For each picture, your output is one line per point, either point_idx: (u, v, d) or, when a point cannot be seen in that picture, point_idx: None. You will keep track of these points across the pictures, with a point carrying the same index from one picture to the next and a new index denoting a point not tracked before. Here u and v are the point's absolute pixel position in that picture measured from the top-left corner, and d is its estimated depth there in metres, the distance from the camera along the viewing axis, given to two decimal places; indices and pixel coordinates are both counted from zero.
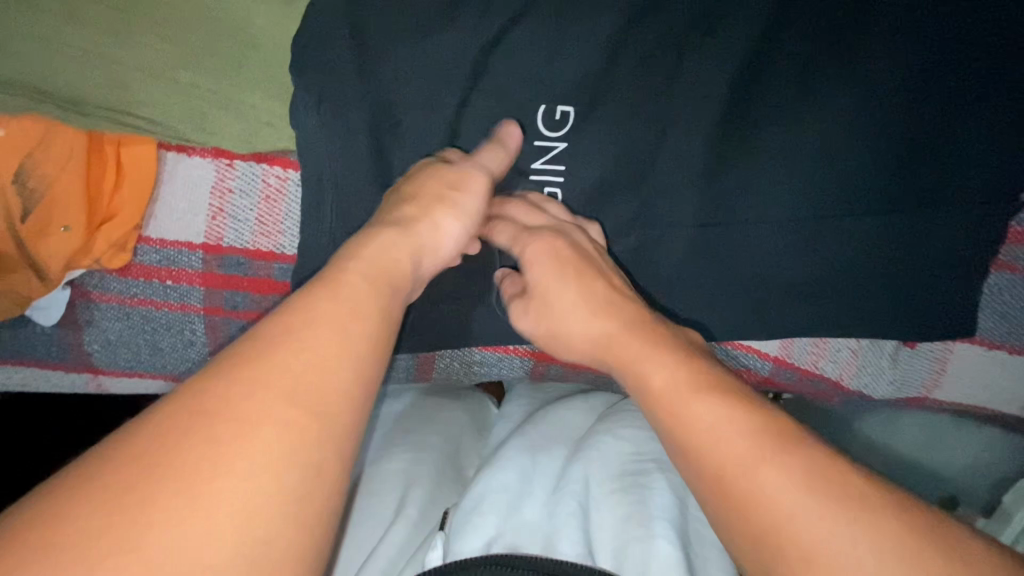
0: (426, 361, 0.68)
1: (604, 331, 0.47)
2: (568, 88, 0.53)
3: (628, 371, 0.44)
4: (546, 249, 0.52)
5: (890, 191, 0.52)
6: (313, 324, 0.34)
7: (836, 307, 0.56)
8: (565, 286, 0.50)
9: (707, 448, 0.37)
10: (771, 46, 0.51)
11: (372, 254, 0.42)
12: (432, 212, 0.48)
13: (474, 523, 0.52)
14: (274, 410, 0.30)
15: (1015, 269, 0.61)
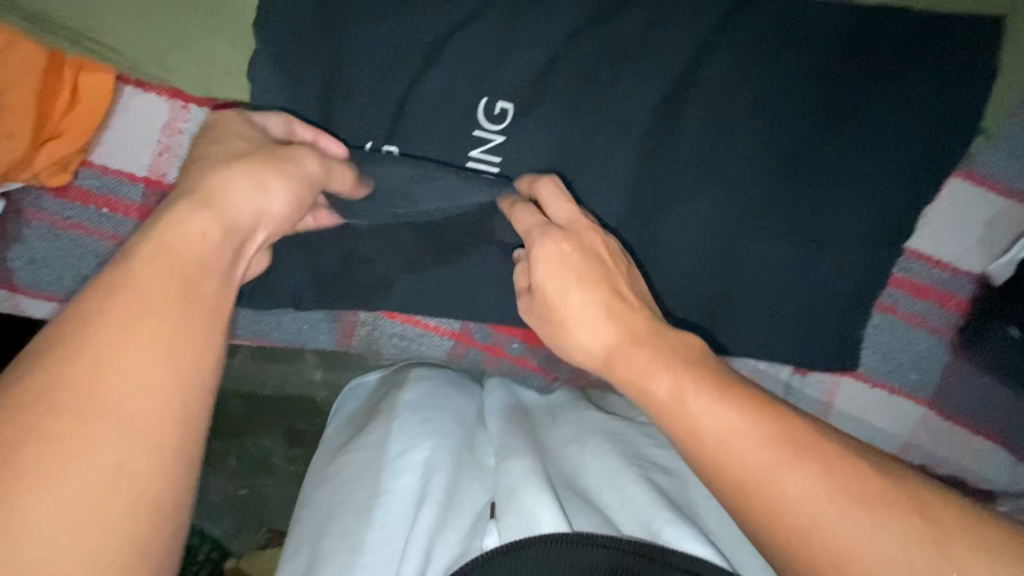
0: (348, 325, 0.70)
1: (608, 342, 0.44)
2: (510, 88, 0.60)
3: (631, 383, 0.41)
4: (553, 253, 0.46)
5: (794, 229, 0.64)
6: (131, 326, 0.29)
7: (729, 325, 0.68)
8: (573, 289, 0.45)
9: (721, 468, 0.35)
10: (691, 86, 0.61)
11: (172, 247, 0.32)
12: (257, 181, 0.39)
13: (517, 508, 0.48)
14: (98, 417, 0.26)
15: (893, 310, 0.69)
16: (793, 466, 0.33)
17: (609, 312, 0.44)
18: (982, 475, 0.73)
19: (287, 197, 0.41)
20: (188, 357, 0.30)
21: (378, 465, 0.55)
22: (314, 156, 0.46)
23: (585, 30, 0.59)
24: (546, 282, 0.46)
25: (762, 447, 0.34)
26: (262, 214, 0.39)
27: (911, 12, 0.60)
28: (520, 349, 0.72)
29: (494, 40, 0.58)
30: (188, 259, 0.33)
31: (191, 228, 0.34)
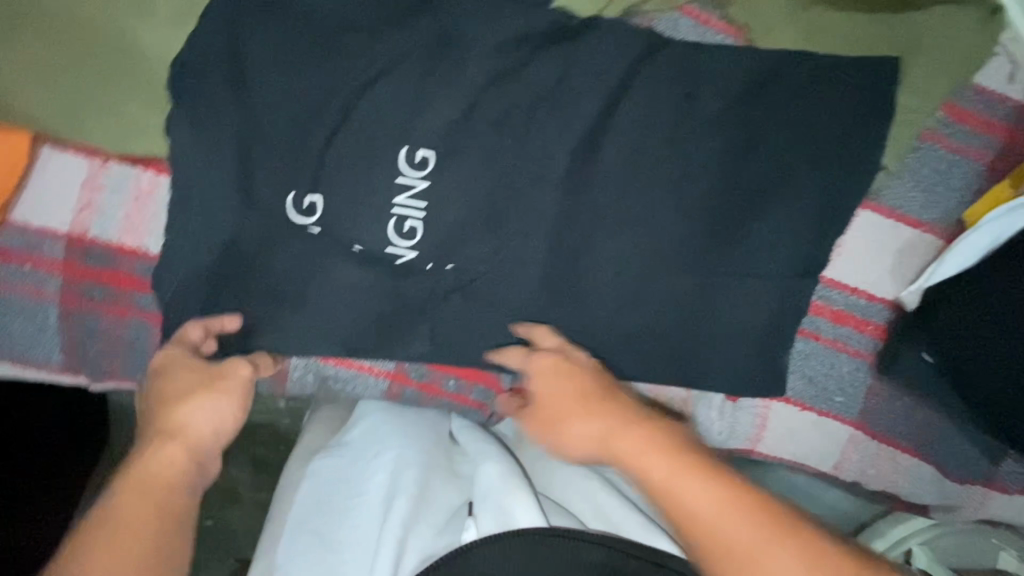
0: (281, 370, 0.70)
1: (602, 428, 0.56)
2: (429, 137, 0.61)
3: (629, 464, 0.53)
4: (550, 363, 0.61)
5: (716, 264, 0.66)
6: (147, 499, 0.48)
7: (660, 358, 0.69)
8: (570, 391, 0.59)
9: (710, 530, 0.48)
10: (605, 131, 0.63)
11: (148, 474, 0.49)
12: (219, 394, 0.54)
13: (491, 506, 0.58)
14: (126, 562, 0.45)
15: (815, 336, 0.72)
16: (786, 541, 0.46)
17: (599, 410, 0.57)
18: (913, 492, 0.76)
19: (214, 416, 0.54)
20: (159, 552, 0.46)
21: (357, 469, 0.62)
22: (248, 364, 0.57)
23: (500, 81, 0.61)
24: (542, 391, 0.60)
25: (736, 513, 0.48)
26: (216, 433, 0.54)
27: (813, 59, 0.62)
28: (457, 385, 0.73)
29: (411, 92, 0.60)
30: (157, 485, 0.49)
31: (165, 459, 0.50)
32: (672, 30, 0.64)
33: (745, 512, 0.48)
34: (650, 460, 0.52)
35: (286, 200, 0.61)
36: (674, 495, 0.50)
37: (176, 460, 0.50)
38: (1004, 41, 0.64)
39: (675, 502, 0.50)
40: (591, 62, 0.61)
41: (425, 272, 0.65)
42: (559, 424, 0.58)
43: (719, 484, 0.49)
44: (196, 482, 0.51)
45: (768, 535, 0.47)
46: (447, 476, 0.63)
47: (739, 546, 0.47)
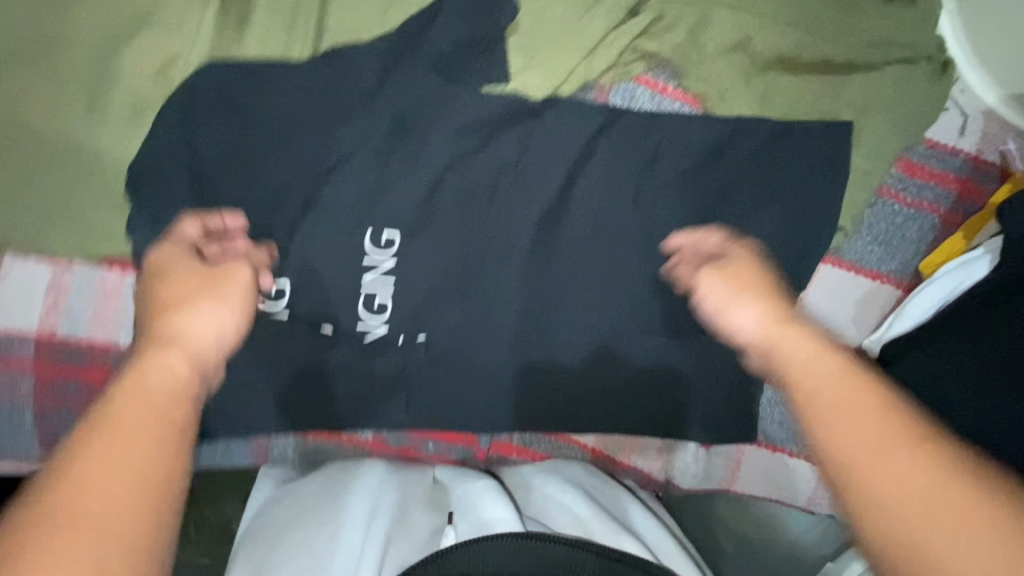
0: (260, 448, 0.74)
1: (769, 321, 0.43)
2: (394, 219, 0.62)
3: (803, 360, 0.39)
4: (744, 252, 0.50)
5: (682, 321, 0.68)
6: (128, 414, 0.34)
7: (634, 411, 0.70)
8: (747, 274, 0.47)
9: (854, 445, 0.34)
10: (568, 201, 0.64)
11: (149, 375, 0.37)
12: (219, 300, 0.44)
13: (471, 513, 0.58)
14: (91, 500, 0.30)
15: (783, 384, 0.73)
16: (901, 464, 0.32)
17: (780, 309, 0.44)
18: None
19: (227, 319, 0.44)
20: (150, 495, 0.31)
21: (333, 497, 0.62)
22: (250, 269, 0.48)
23: (460, 159, 0.61)
24: (709, 272, 0.49)
25: (891, 449, 0.33)
26: (205, 345, 0.41)
27: (768, 127, 0.63)
28: (435, 447, 0.79)
29: (371, 175, 0.60)
30: (159, 393, 0.36)
31: (163, 364, 0.38)
32: (628, 100, 0.64)
33: (899, 435, 0.33)
34: (829, 360, 0.39)
35: (253, 290, 0.62)
36: (817, 398, 0.37)
37: (172, 368, 0.38)
38: (954, 93, 0.66)
39: (824, 413, 0.36)
40: (549, 137, 0.62)
41: (398, 345, 0.66)
42: (725, 310, 0.46)
43: (895, 408, 0.35)
44: (199, 399, 0.38)
45: (927, 478, 0.31)
46: (424, 504, 0.63)
47: (899, 485, 0.32)
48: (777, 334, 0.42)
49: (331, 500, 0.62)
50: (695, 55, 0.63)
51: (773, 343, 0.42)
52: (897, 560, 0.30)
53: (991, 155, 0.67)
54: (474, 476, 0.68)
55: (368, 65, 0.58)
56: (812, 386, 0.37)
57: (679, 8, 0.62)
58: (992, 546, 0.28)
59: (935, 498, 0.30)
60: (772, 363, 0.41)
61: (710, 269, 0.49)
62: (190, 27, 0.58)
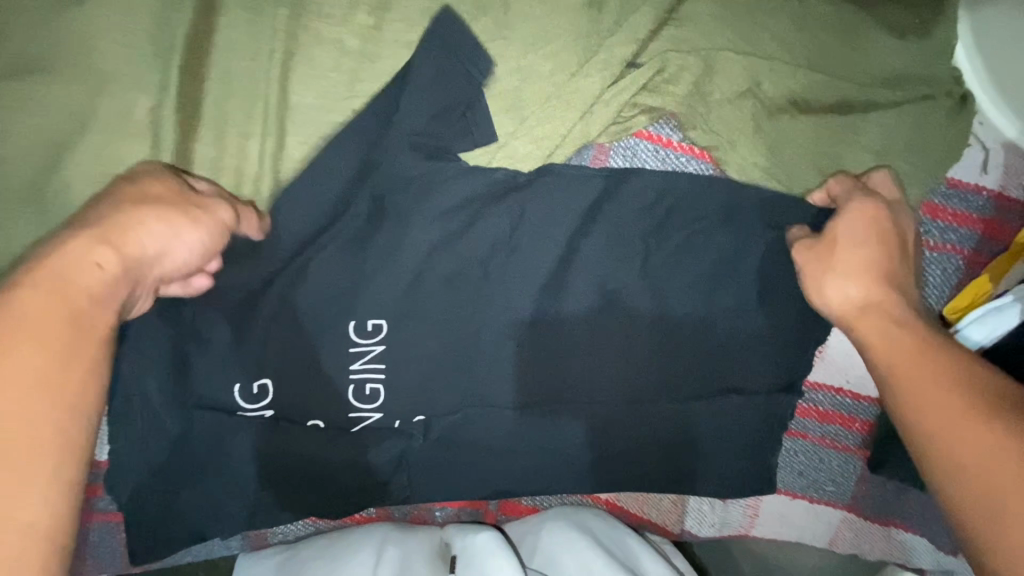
0: (258, 536, 0.72)
1: (869, 296, 0.52)
2: (379, 305, 0.58)
3: (900, 332, 0.48)
4: (875, 214, 0.54)
5: (695, 384, 0.64)
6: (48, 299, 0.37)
7: (649, 475, 0.67)
8: (868, 244, 0.53)
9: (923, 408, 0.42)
10: (566, 271, 0.60)
11: (73, 273, 0.39)
12: (186, 221, 0.47)
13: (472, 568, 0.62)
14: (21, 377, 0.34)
15: (803, 436, 0.70)
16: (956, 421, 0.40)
17: (883, 283, 0.52)
18: (908, 560, 0.75)
19: (190, 253, 0.47)
20: (69, 371, 0.36)
21: (339, 565, 0.65)
22: (234, 211, 0.51)
23: (447, 237, 0.57)
24: (855, 237, 0.54)
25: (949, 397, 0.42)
26: (157, 263, 0.45)
27: (777, 184, 0.59)
28: (443, 514, 0.77)
29: (354, 259, 0.57)
30: (80, 291, 0.39)
31: (92, 260, 0.41)
32: (631, 157, 0.60)
33: (955, 381, 0.42)
34: (905, 340, 0.47)
35: (232, 391, 0.58)
36: (901, 367, 0.46)
37: (98, 269, 0.41)
38: (975, 127, 0.62)
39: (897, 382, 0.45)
40: (541, 206, 0.58)
41: (395, 429, 0.62)
42: (824, 279, 0.54)
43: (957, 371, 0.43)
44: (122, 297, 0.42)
45: (963, 408, 0.40)
46: (429, 558, 0.66)
47: (942, 425, 0.40)
48: (862, 313, 0.51)
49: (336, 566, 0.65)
50: (701, 106, 0.58)
51: (861, 319, 0.51)
52: (938, 471, 0.39)
53: (1015, 189, 0.63)
54: (476, 528, 0.69)
55: (341, 148, 0.54)
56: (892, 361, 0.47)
57: (681, 56, 0.57)
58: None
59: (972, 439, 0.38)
60: (858, 331, 0.51)
61: (808, 243, 0.56)
62: (137, 119, 0.52)
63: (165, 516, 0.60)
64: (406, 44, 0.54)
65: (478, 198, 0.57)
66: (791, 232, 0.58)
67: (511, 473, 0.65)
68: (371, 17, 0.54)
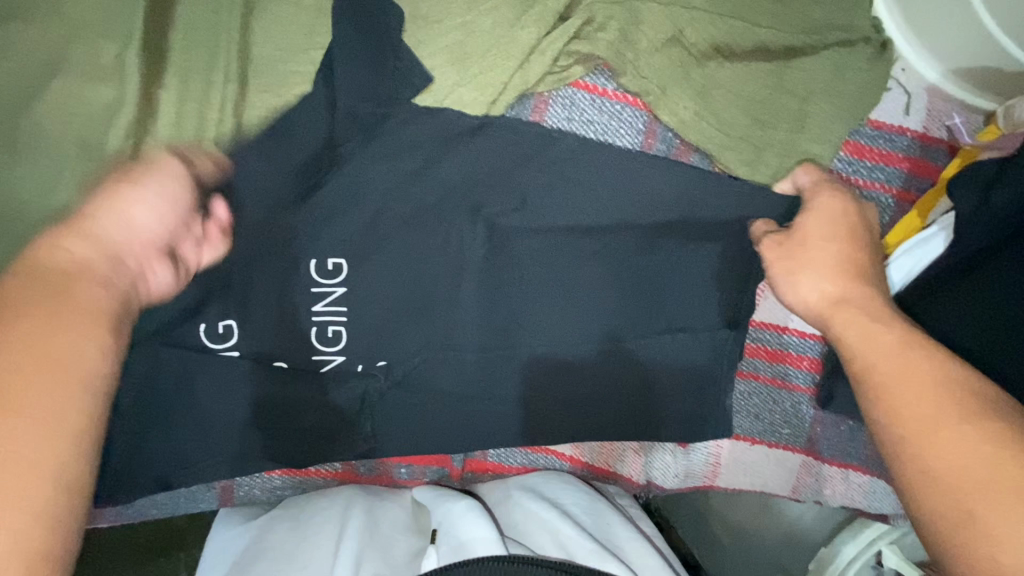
0: (227, 490, 0.73)
1: (836, 288, 0.56)
2: (338, 249, 0.61)
3: (867, 322, 0.52)
4: (838, 210, 0.60)
5: (647, 323, 0.66)
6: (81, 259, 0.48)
7: (606, 415, 0.69)
8: (832, 240, 0.59)
9: (907, 413, 0.44)
10: (517, 214, 0.63)
11: (43, 263, 0.45)
12: (139, 182, 0.55)
13: (450, 536, 0.61)
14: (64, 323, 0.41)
15: (755, 377, 0.74)
16: (945, 428, 0.41)
17: (846, 275, 0.57)
18: (869, 506, 0.77)
19: (153, 212, 0.55)
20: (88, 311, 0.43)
21: (309, 529, 0.65)
22: (175, 158, 0.57)
23: (399, 181, 0.61)
24: (823, 232, 0.59)
25: (933, 398, 0.43)
26: (128, 229, 0.52)
27: (709, 125, 0.62)
28: (409, 472, 0.77)
29: (312, 202, 0.60)
30: (72, 263, 0.47)
31: (59, 248, 0.47)
32: (569, 106, 0.64)
33: (938, 382, 0.44)
34: (873, 336, 0.50)
35: (199, 332, 0.61)
36: (873, 363, 0.48)
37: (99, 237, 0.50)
38: (896, 72, 0.67)
39: (876, 383, 0.47)
40: (488, 151, 0.61)
41: (357, 372, 0.64)
42: (793, 273, 0.58)
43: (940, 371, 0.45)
44: (133, 255, 0.52)
45: (949, 410, 0.42)
46: (409, 529, 0.68)
47: (929, 426, 0.42)
48: (833, 307, 0.55)
49: (306, 527, 0.65)
50: (630, 53, 0.62)
51: (833, 313, 0.55)
52: (918, 474, 0.40)
53: (937, 131, 0.67)
54: (456, 496, 0.68)
55: (296, 95, 0.58)
56: (865, 356, 0.49)
57: (607, 8, 0.62)
58: (991, 464, 0.37)
59: (965, 446, 0.39)
60: (825, 326, 0.55)
61: (776, 237, 0.60)
62: (104, 69, 0.56)
63: (134, 454, 0.63)
64: None
65: (429, 142, 0.61)
66: (755, 225, 0.62)
67: (471, 413, 0.68)
68: None
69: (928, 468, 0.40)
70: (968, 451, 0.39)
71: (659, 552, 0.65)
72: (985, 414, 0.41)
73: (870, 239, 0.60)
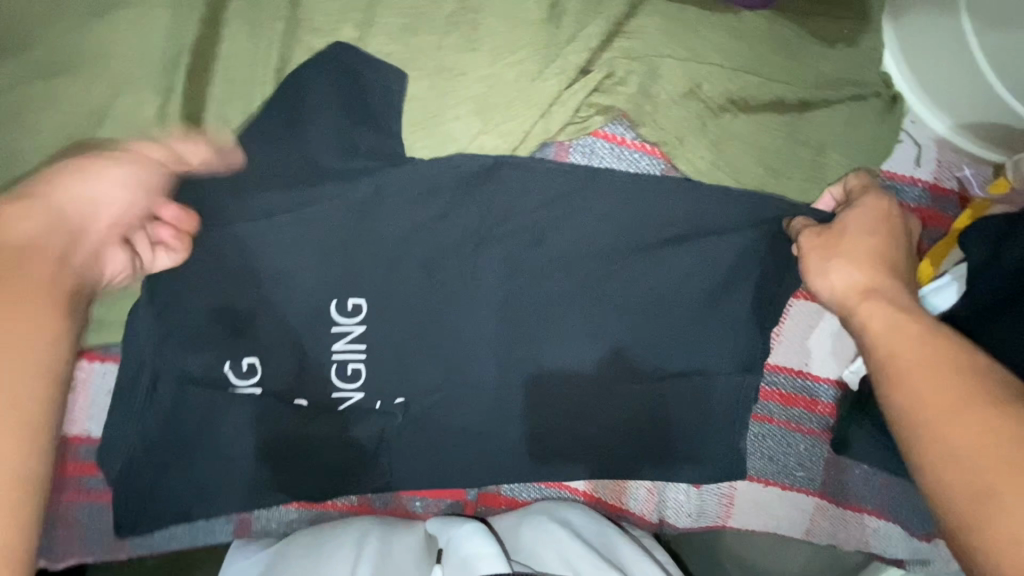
0: (244, 522, 0.73)
1: (868, 280, 0.56)
2: (359, 290, 0.63)
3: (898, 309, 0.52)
4: (878, 209, 0.60)
5: (661, 364, 0.67)
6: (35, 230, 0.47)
7: (619, 455, 0.70)
8: (867, 236, 0.59)
9: (923, 393, 0.44)
10: (535, 257, 0.65)
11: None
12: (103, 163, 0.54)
13: (458, 559, 0.62)
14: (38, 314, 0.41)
15: (768, 420, 0.74)
16: (951, 410, 0.41)
17: (875, 269, 0.56)
18: (885, 550, 0.76)
19: (115, 188, 0.54)
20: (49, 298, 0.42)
21: (323, 557, 0.66)
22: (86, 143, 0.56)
23: (423, 225, 0.63)
24: (858, 229, 0.59)
25: (948, 384, 0.43)
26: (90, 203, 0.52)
27: (722, 174, 0.64)
28: (423, 505, 0.78)
29: (340, 244, 0.62)
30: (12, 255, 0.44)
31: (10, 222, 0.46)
32: (589, 154, 0.67)
33: (958, 367, 0.44)
34: (900, 324, 0.50)
35: (222, 373, 0.62)
36: (897, 350, 0.48)
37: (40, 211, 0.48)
38: (906, 124, 0.69)
39: (894, 367, 0.47)
40: (509, 195, 0.64)
41: (375, 410, 0.65)
42: (826, 263, 0.58)
43: (956, 358, 0.45)
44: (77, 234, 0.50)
45: (964, 393, 0.42)
46: (419, 557, 0.67)
47: (942, 407, 0.42)
48: (861, 298, 0.54)
49: (319, 556, 0.66)
50: (649, 105, 0.65)
51: (860, 302, 0.54)
52: (929, 454, 0.41)
53: (948, 182, 0.69)
54: (463, 521, 0.70)
55: (320, 142, 0.60)
56: (889, 344, 0.49)
57: (627, 62, 0.64)
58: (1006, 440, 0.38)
59: (975, 428, 0.39)
60: (851, 315, 0.55)
61: (814, 230, 0.60)
62: (145, 117, 0.59)
63: (155, 487, 0.64)
64: (386, 53, 0.61)
65: (452, 188, 0.63)
66: (795, 221, 0.63)
67: (485, 451, 0.68)
68: (356, 31, 0.61)
69: (939, 450, 0.40)
70: (979, 433, 0.39)
71: (661, 565, 0.67)
72: (998, 391, 0.41)
73: (902, 237, 0.60)
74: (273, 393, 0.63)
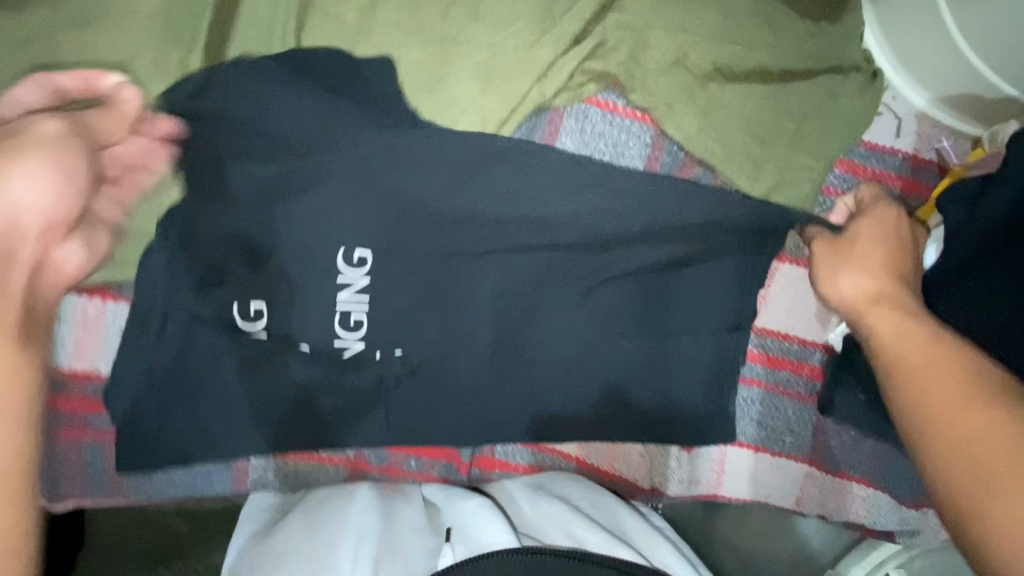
0: (242, 472, 0.75)
1: (879, 285, 0.59)
2: (362, 241, 0.66)
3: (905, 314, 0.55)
4: (887, 220, 0.64)
5: (651, 322, 0.69)
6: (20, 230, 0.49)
7: (610, 414, 0.72)
8: (875, 243, 0.63)
9: (927, 397, 0.46)
10: (532, 216, 0.67)
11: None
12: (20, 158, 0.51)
13: (465, 534, 0.62)
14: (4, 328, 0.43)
15: (756, 384, 0.76)
16: (950, 414, 0.43)
17: (885, 275, 0.60)
18: (877, 523, 0.77)
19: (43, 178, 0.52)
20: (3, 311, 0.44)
21: (326, 522, 0.66)
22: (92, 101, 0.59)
23: (426, 182, 0.65)
24: (867, 238, 0.63)
25: (950, 387, 0.45)
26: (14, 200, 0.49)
27: (709, 139, 0.68)
28: (419, 464, 0.79)
29: (345, 198, 0.65)
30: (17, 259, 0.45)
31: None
32: (582, 120, 0.70)
33: (961, 371, 0.46)
34: (907, 327, 0.53)
35: (227, 316, 0.65)
36: (904, 352, 0.51)
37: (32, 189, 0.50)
38: (886, 99, 0.73)
39: (901, 370, 0.49)
40: (508, 156, 0.66)
41: (375, 360, 0.68)
42: (837, 271, 0.62)
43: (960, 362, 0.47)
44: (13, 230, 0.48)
45: (964, 395, 0.44)
46: (424, 530, 0.67)
47: (943, 409, 0.44)
48: (871, 302, 0.58)
49: (323, 521, 0.66)
50: (639, 72, 0.68)
51: (870, 306, 0.58)
52: (929, 454, 0.43)
53: (928, 152, 0.73)
54: (467, 495, 0.70)
55: (329, 100, 0.63)
56: (897, 347, 0.52)
57: (620, 33, 0.68)
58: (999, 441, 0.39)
59: (970, 430, 0.41)
60: (859, 319, 0.58)
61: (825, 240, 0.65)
62: (167, 71, 0.64)
63: (159, 427, 0.66)
64: (393, 18, 0.65)
65: (452, 147, 0.65)
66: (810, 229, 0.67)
67: (479, 405, 0.70)
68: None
69: (939, 453, 0.42)
70: (975, 435, 0.41)
71: (670, 543, 0.67)
72: (996, 392, 0.43)
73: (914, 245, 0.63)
74: (275, 338, 0.66)
